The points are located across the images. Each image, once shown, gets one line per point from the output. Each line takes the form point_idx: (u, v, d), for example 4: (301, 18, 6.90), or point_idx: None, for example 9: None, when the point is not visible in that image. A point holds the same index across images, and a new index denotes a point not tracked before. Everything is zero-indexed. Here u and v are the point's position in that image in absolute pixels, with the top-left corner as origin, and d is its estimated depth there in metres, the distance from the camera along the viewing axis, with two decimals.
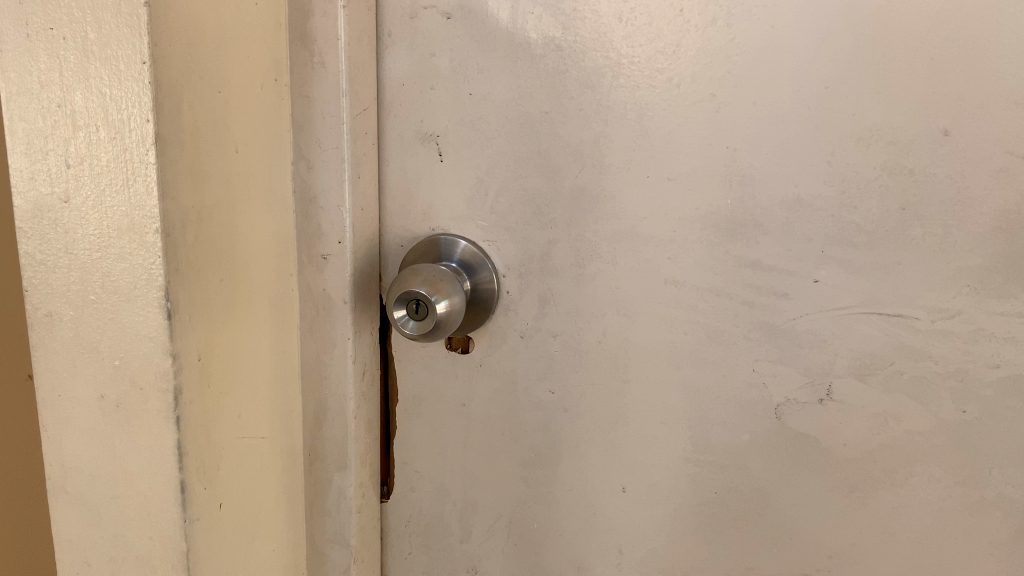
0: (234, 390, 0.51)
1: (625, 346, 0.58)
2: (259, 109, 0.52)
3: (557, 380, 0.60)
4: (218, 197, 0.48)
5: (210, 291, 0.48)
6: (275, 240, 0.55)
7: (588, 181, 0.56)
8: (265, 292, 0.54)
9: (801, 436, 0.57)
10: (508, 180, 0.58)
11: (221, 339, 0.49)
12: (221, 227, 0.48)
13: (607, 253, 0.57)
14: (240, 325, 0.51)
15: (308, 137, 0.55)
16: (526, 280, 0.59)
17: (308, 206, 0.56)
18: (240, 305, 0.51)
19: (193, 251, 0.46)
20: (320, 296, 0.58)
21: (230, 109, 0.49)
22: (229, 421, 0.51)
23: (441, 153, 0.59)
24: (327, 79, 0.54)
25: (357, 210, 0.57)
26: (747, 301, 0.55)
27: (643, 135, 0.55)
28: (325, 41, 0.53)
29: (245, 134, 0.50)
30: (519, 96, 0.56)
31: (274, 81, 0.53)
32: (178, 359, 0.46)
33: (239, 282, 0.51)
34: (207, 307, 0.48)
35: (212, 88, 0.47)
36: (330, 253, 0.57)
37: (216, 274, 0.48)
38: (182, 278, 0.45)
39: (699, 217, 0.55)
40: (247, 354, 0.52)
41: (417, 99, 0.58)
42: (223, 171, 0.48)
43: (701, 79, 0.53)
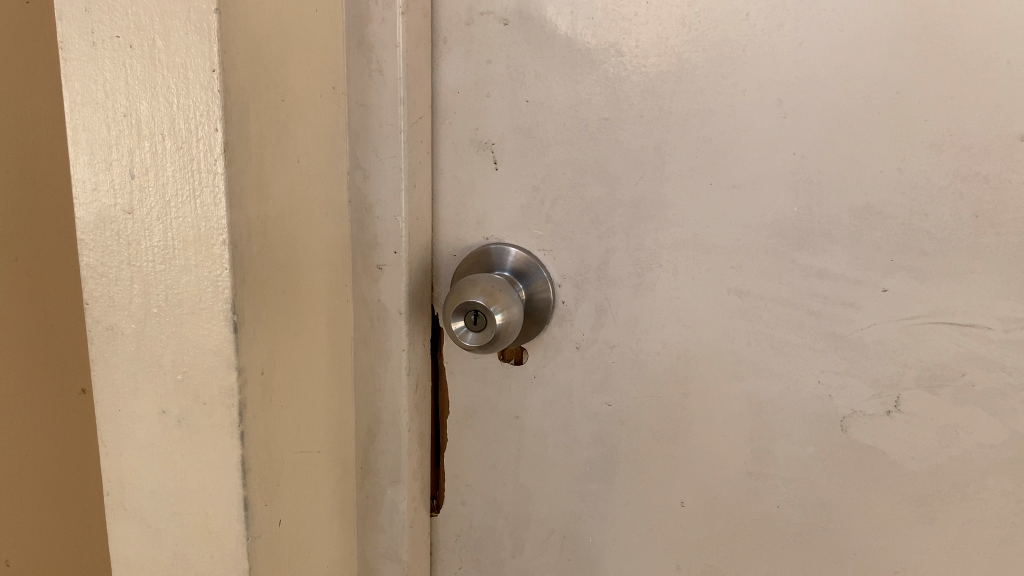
0: (294, 407, 0.50)
1: (686, 356, 0.57)
2: (320, 119, 0.51)
3: (614, 392, 0.59)
4: (281, 206, 0.47)
5: (273, 303, 0.47)
6: (333, 252, 0.54)
7: (647, 189, 0.55)
8: (323, 303, 0.53)
9: (868, 448, 0.56)
10: (565, 189, 0.57)
11: (284, 354, 0.49)
12: (284, 237, 0.48)
13: (667, 262, 0.56)
14: (301, 339, 0.50)
15: (365, 145, 0.54)
16: (582, 289, 0.58)
17: (364, 215, 0.55)
18: (302, 319, 0.50)
19: (259, 262, 0.45)
20: (375, 306, 0.57)
21: (292, 117, 0.48)
22: (289, 435, 0.50)
23: (497, 161, 0.58)
24: (384, 87, 0.53)
25: (413, 219, 0.56)
26: (813, 311, 0.54)
27: (706, 141, 0.54)
28: (383, 48, 0.52)
29: (306, 142, 0.49)
30: (577, 103, 0.55)
31: (332, 89, 0.52)
32: (243, 373, 0.45)
33: (299, 292, 0.50)
34: (270, 319, 0.47)
35: (275, 97, 0.46)
36: (386, 263, 0.56)
37: (279, 286, 0.47)
38: (248, 290, 0.45)
39: (764, 225, 0.54)
40: (309, 368, 0.51)
41: (471, 106, 0.57)
42: (287, 180, 0.48)
43: (768, 85, 0.52)
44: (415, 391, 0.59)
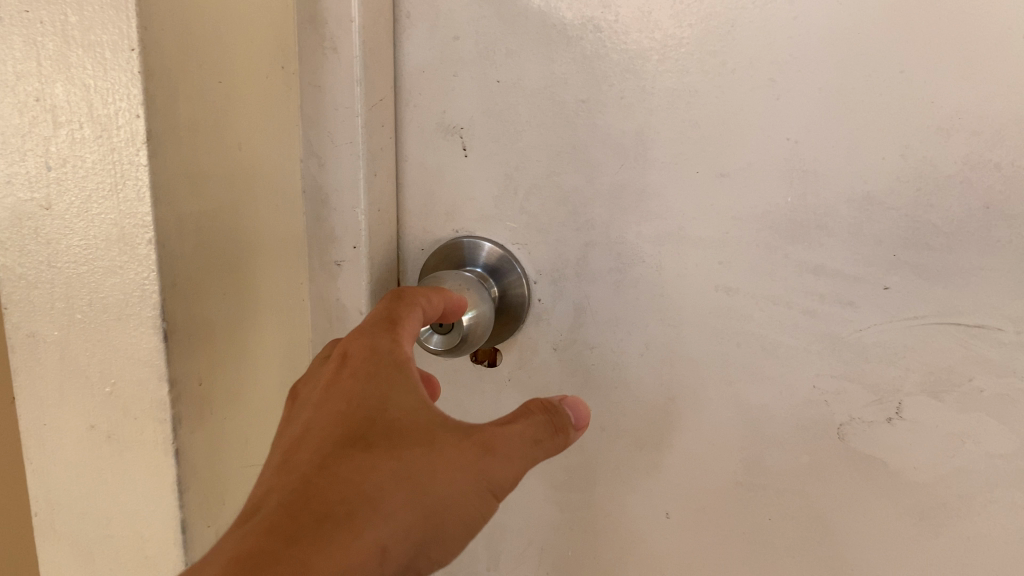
0: (241, 419, 0.46)
1: (671, 358, 0.53)
2: (265, 102, 0.46)
3: (594, 397, 0.55)
4: (221, 201, 0.43)
5: (212, 308, 0.43)
6: (285, 249, 0.50)
7: (628, 177, 0.51)
8: (272, 304, 0.49)
9: (866, 458, 0.52)
10: (540, 177, 0.52)
11: (226, 363, 0.44)
12: (225, 235, 0.43)
13: (650, 257, 0.52)
14: (243, 346, 0.46)
15: (320, 131, 0.49)
16: (559, 286, 0.54)
17: (318, 208, 0.50)
18: (244, 324, 0.46)
19: (192, 263, 0.41)
20: (333, 306, 0.52)
21: (233, 100, 0.43)
22: (235, 449, 0.46)
23: (465, 148, 0.53)
24: (339, 65, 0.47)
25: (374, 211, 0.50)
26: (808, 310, 0.50)
27: (693, 126, 0.49)
28: (337, 23, 0.46)
29: (249, 129, 0.45)
30: (552, 83, 0.51)
31: (282, 69, 0.48)
32: (176, 386, 0.41)
33: (243, 294, 0.46)
34: (209, 326, 0.43)
35: (211, 77, 0.41)
36: (345, 259, 0.51)
37: (218, 288, 0.43)
38: (178, 294, 0.40)
39: (756, 216, 0.50)
40: (255, 378, 0.48)
41: (437, 86, 0.53)
42: (228, 172, 0.43)
43: (760, 63, 0.47)
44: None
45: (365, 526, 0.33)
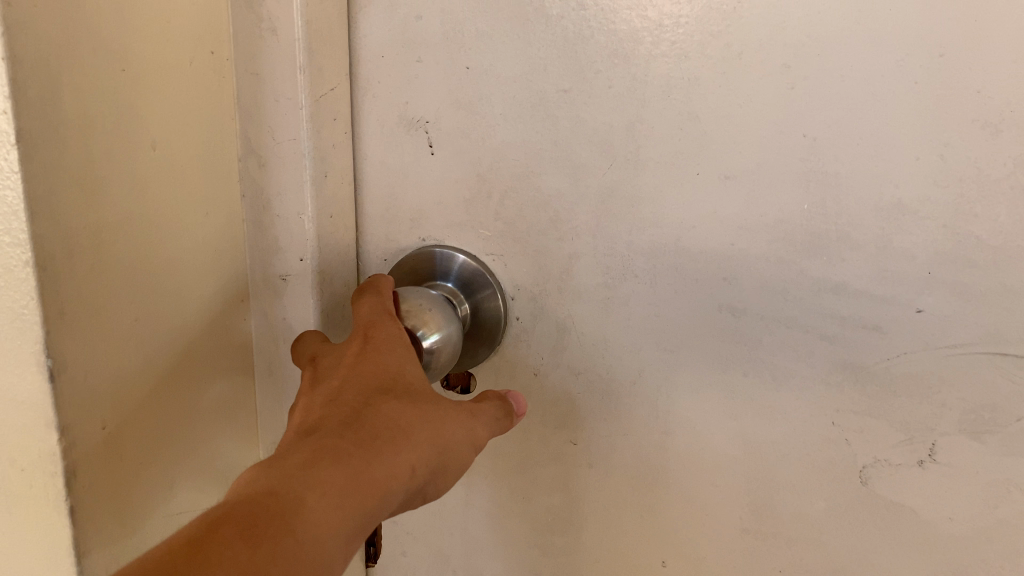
0: (157, 460, 0.40)
1: (667, 387, 0.46)
2: (190, 93, 0.39)
3: (581, 430, 0.48)
4: (127, 209, 0.36)
5: (118, 337, 0.36)
6: (217, 262, 0.43)
7: (618, 179, 0.44)
8: (197, 323, 0.42)
9: (893, 506, 0.44)
10: (517, 178, 0.45)
11: (134, 399, 0.38)
12: (132, 249, 0.37)
13: (644, 271, 0.45)
14: (159, 378, 0.39)
15: (259, 126, 0.42)
16: (540, 304, 0.47)
17: (261, 215, 0.44)
18: (161, 353, 0.39)
19: (89, 286, 0.34)
20: (279, 326, 0.46)
21: (143, 90, 0.36)
22: (152, 494, 0.40)
23: (431, 144, 0.46)
24: (279, 49, 0.40)
25: (325, 218, 0.44)
26: (827, 335, 0.43)
27: (693, 119, 0.42)
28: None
29: (167, 123, 0.38)
30: (530, 70, 0.43)
31: (211, 54, 0.40)
32: (69, 433, 0.34)
33: (160, 315, 0.39)
34: (114, 358, 0.36)
35: (113, 64, 0.34)
36: (291, 273, 0.44)
37: (124, 313, 0.36)
38: (68, 324, 0.33)
39: (766, 226, 0.42)
40: (175, 412, 0.41)
41: (397, 74, 0.46)
42: (137, 175, 0.36)
43: (772, 46, 0.40)
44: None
45: (406, 450, 0.35)
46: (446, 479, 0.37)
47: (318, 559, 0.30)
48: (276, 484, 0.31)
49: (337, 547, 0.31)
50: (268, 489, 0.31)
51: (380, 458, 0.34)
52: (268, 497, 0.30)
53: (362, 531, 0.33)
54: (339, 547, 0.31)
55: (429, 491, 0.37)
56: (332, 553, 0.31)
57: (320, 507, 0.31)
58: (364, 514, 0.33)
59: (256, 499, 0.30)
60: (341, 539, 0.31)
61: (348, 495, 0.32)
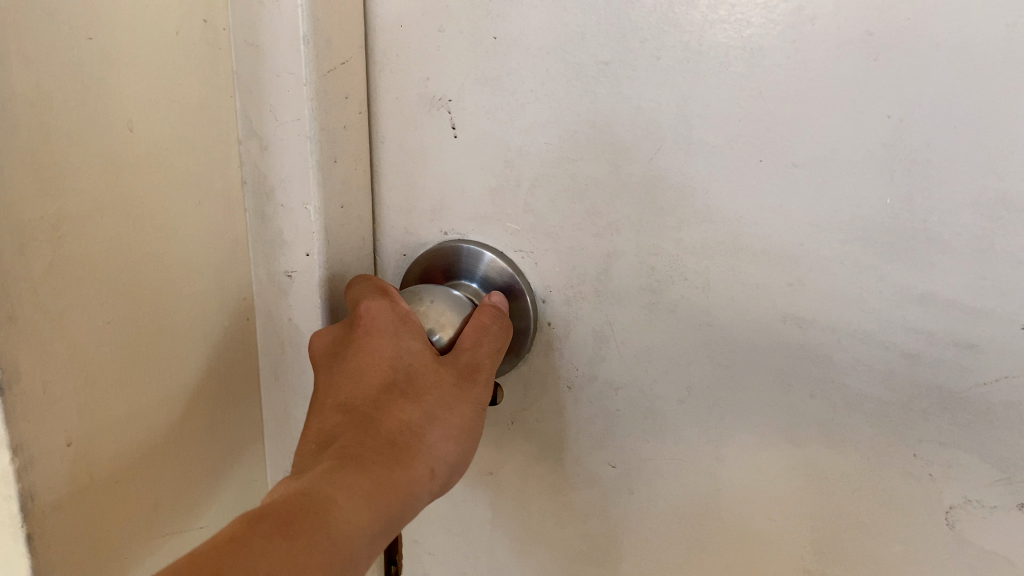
0: (134, 469, 0.35)
1: (720, 407, 0.40)
2: (178, 67, 0.34)
3: (619, 451, 0.43)
4: (96, 196, 0.30)
5: (86, 337, 0.31)
6: (212, 257, 0.38)
7: (666, 167, 0.38)
8: (181, 319, 0.37)
9: (985, 555, 0.38)
10: (549, 165, 0.40)
11: (106, 418, 0.33)
12: (102, 240, 0.31)
13: (694, 273, 0.39)
14: (140, 400, 0.35)
15: (261, 103, 0.37)
16: (575, 308, 0.41)
17: (264, 204, 0.40)
18: (144, 370, 0.35)
19: (48, 294, 0.29)
20: (287, 328, 0.42)
21: (113, 53, 0.30)
22: (128, 512, 0.35)
23: (455, 126, 0.41)
24: (280, 15, 0.35)
25: (334, 208, 0.39)
26: (910, 353, 0.36)
27: (756, 96, 0.36)
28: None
29: (145, 93, 0.32)
30: (566, 39, 0.38)
31: (202, 22, 0.35)
32: (22, 453, 0.28)
33: (136, 310, 0.33)
34: (77, 360, 0.31)
35: (77, 33, 0.29)
36: (296, 269, 0.40)
37: (90, 324, 0.31)
38: (21, 342, 0.28)
39: (840, 222, 0.36)
40: (161, 438, 0.36)
41: (416, 45, 0.40)
42: (108, 156, 0.31)
43: (852, 8, 0.34)
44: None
45: (429, 446, 0.32)
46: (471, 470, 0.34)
47: (350, 563, 0.27)
48: (302, 487, 0.28)
49: (367, 548, 0.28)
50: (296, 489, 0.28)
51: (407, 455, 0.31)
52: (297, 497, 0.27)
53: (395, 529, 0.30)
54: (374, 549, 0.29)
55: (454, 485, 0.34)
56: (362, 556, 0.28)
57: (351, 505, 0.28)
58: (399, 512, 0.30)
59: (284, 502, 0.27)
60: (372, 542, 0.28)
61: (380, 495, 0.29)
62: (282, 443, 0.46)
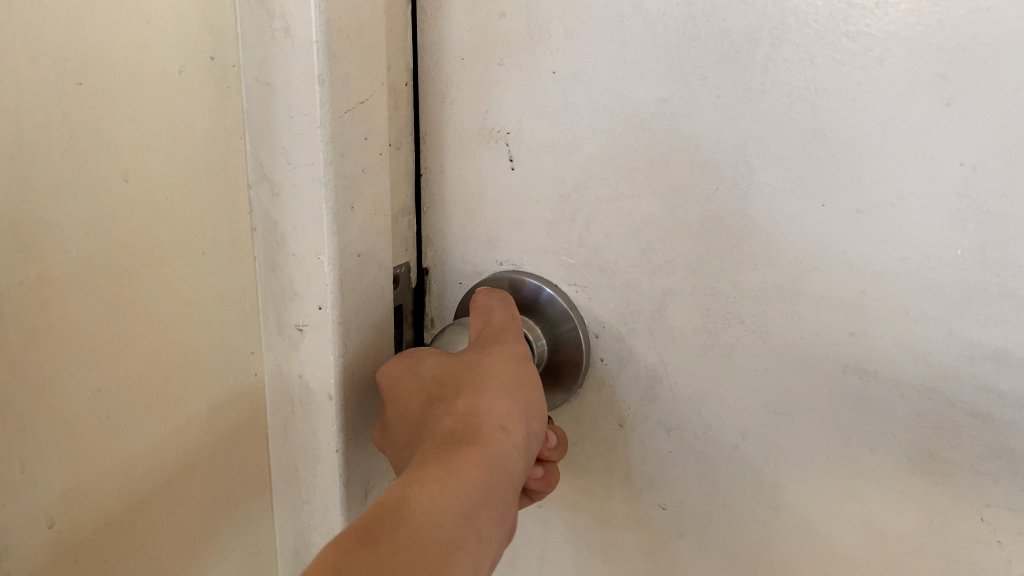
0: (128, 537, 0.34)
1: (774, 457, 0.39)
2: (183, 114, 0.33)
3: (669, 494, 0.42)
4: (78, 258, 0.29)
5: (76, 403, 0.30)
6: (218, 311, 0.38)
7: (724, 208, 0.37)
8: (181, 379, 0.36)
9: None
10: (606, 200, 0.39)
11: (102, 479, 0.32)
12: (86, 300, 0.30)
13: (752, 318, 0.37)
14: (141, 454, 0.34)
15: (272, 147, 0.37)
16: (628, 345, 0.41)
17: (275, 254, 0.39)
18: (160, 413, 0.35)
19: (28, 361, 0.28)
20: (295, 383, 0.41)
21: (101, 110, 0.29)
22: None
23: (513, 159, 0.41)
24: (294, 54, 0.34)
25: (350, 258, 0.38)
26: (979, 413, 0.34)
27: (820, 138, 0.34)
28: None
29: (136, 152, 0.31)
30: (625, 75, 0.37)
31: (211, 60, 0.34)
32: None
33: (131, 373, 0.33)
34: (64, 433, 0.30)
35: (65, 76, 0.28)
36: (307, 323, 0.39)
37: (82, 378, 0.30)
38: (9, 422, 0.28)
39: (906, 272, 0.34)
40: (172, 488, 0.36)
41: (477, 79, 0.40)
42: (94, 212, 0.30)
43: (924, 51, 0.32)
44: (353, 491, 0.43)
45: (485, 420, 0.32)
46: (539, 426, 0.34)
47: (450, 548, 0.27)
48: (381, 500, 0.28)
49: (466, 526, 0.28)
50: (374, 506, 0.28)
51: (464, 441, 0.31)
52: (374, 508, 0.28)
53: (491, 504, 0.29)
54: (469, 527, 0.28)
55: (533, 447, 0.33)
56: (459, 533, 0.27)
57: (426, 494, 0.28)
58: (484, 485, 0.29)
59: (367, 516, 0.27)
60: (467, 521, 0.28)
61: (451, 473, 0.29)
62: (291, 500, 0.44)
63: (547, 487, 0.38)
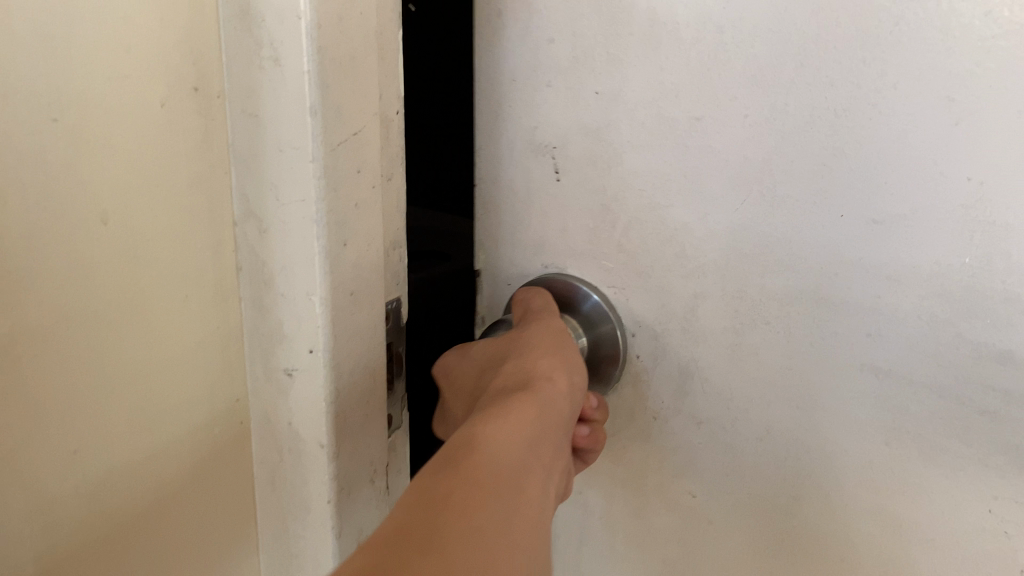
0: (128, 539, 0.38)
1: (796, 449, 0.42)
2: (131, 145, 0.34)
3: (700, 483, 0.45)
4: (79, 279, 0.33)
5: (70, 415, 0.34)
6: (167, 337, 0.38)
7: (750, 217, 0.40)
8: (186, 399, 0.39)
9: None
10: (642, 210, 0.43)
11: (107, 481, 0.36)
12: (77, 314, 0.33)
13: (776, 319, 0.41)
14: (146, 463, 0.38)
15: (261, 184, 0.38)
16: (662, 343, 0.44)
17: (261, 298, 0.41)
18: (168, 425, 0.39)
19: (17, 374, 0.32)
20: (283, 429, 0.43)
21: (34, 131, 0.30)
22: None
23: (559, 170, 0.45)
24: (285, 84, 0.36)
25: None
26: (987, 410, 0.37)
27: (838, 155, 0.38)
28: (281, 23, 0.35)
29: (147, 192, 0.35)
30: (661, 96, 0.41)
31: (192, 91, 0.36)
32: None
33: (139, 389, 0.37)
34: (62, 438, 0.34)
35: (43, 110, 0.30)
36: (298, 367, 0.41)
37: (81, 391, 0.34)
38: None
39: (918, 278, 0.37)
40: (176, 496, 0.40)
41: (528, 97, 0.44)
42: (101, 235, 0.33)
43: (933, 75, 0.35)
44: None
45: (536, 373, 0.36)
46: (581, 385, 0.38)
47: (523, 467, 0.30)
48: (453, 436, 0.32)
49: (533, 450, 0.32)
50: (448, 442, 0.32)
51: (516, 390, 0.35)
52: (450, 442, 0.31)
53: (547, 431, 0.33)
54: (534, 452, 0.32)
55: (577, 400, 0.38)
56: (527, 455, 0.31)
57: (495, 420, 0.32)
58: (541, 418, 0.33)
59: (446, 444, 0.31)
60: (533, 444, 0.32)
61: (514, 405, 0.33)
62: None
63: (596, 443, 0.43)
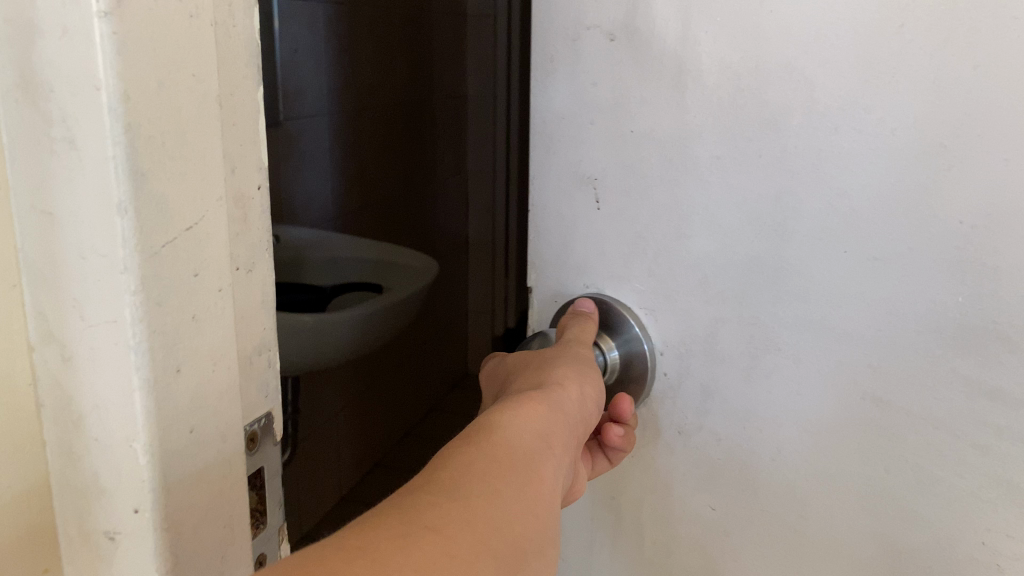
0: None
1: (805, 470, 0.44)
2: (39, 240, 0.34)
3: (718, 496, 0.48)
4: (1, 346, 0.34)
5: None
6: None
7: (763, 250, 0.43)
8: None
9: None
10: (671, 239, 0.46)
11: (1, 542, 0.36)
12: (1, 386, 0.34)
13: (787, 345, 0.43)
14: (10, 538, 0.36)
15: (60, 299, 0.33)
16: (686, 362, 0.47)
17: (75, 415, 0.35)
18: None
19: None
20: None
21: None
22: None
23: (599, 201, 0.48)
24: (83, 167, 0.30)
25: None
26: (979, 445, 0.39)
27: (843, 195, 0.40)
28: (76, 91, 0.29)
29: None
30: (688, 136, 0.44)
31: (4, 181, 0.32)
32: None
33: None
34: None
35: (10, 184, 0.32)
36: (118, 531, 0.35)
37: None
38: None
39: (915, 314, 0.39)
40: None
41: (570, 134, 0.48)
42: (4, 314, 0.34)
43: (929, 125, 0.37)
44: None
45: (550, 381, 0.42)
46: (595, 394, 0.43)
47: (527, 453, 0.36)
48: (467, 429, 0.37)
49: (541, 442, 0.37)
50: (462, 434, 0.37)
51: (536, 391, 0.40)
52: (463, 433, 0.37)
53: (553, 429, 0.38)
54: (542, 444, 0.37)
55: (589, 410, 0.42)
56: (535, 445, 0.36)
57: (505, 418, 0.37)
58: (549, 418, 0.39)
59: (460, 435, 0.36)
60: (540, 437, 0.37)
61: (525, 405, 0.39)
62: None
63: (631, 442, 0.48)
